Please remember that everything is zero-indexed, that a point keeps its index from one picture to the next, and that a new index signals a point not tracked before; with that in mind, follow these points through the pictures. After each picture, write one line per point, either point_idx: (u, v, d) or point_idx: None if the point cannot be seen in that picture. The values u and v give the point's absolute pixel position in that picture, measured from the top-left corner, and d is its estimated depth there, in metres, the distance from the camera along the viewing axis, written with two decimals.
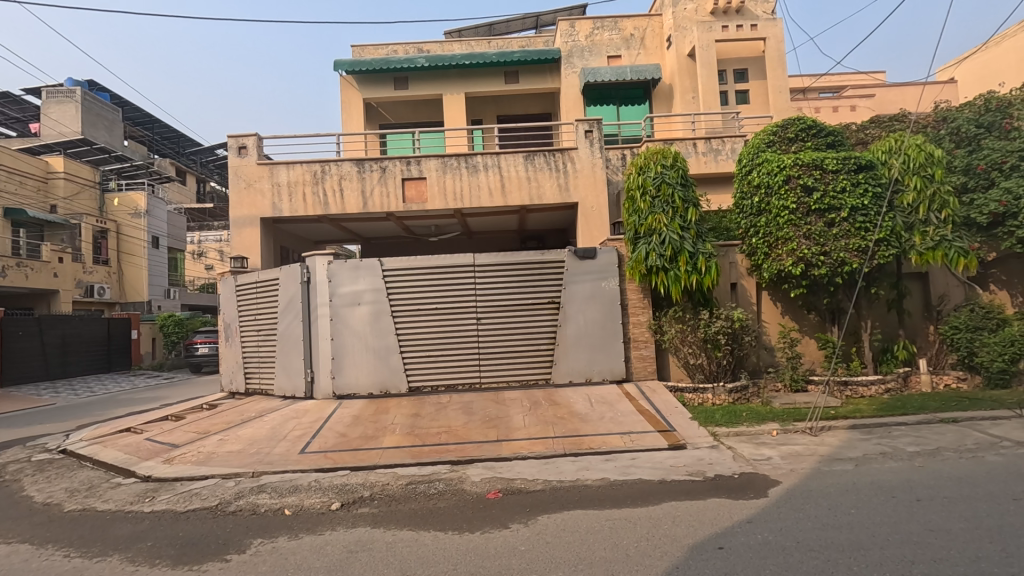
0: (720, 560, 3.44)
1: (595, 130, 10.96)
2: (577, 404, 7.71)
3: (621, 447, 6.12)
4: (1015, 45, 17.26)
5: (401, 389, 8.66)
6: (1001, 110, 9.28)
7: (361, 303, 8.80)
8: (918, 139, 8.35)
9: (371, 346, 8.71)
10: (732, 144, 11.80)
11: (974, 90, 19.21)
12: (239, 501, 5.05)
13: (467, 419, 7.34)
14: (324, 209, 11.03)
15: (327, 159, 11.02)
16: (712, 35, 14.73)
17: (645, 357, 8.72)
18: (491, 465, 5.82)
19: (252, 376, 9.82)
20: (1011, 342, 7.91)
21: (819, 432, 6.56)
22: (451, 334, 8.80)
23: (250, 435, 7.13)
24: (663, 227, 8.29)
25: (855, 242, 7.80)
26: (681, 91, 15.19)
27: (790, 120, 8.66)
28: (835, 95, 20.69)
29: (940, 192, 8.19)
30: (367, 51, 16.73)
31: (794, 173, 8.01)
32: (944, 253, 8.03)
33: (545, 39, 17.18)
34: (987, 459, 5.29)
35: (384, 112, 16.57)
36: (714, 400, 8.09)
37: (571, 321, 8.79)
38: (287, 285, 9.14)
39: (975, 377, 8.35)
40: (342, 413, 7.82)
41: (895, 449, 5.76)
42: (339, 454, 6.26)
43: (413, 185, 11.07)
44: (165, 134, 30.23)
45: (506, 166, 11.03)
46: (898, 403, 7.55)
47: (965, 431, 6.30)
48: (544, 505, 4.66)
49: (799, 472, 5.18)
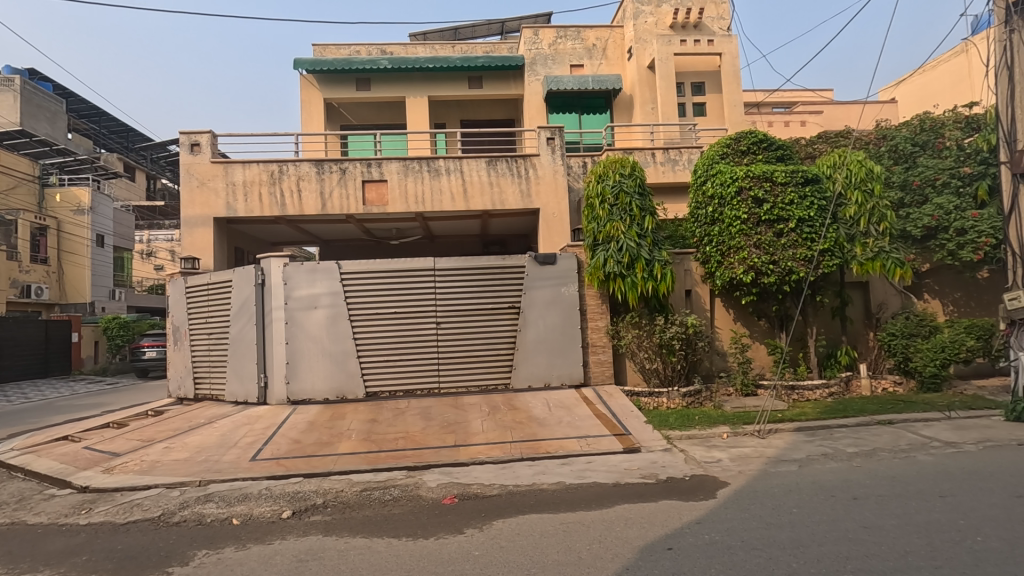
0: (670, 560, 3.54)
1: (557, 137, 11.06)
2: (535, 409, 7.76)
3: (577, 451, 6.20)
4: (949, 69, 18.44)
5: (357, 395, 8.52)
6: (934, 130, 9.87)
7: (318, 306, 8.64)
8: (859, 155, 8.79)
9: (327, 350, 8.54)
10: (688, 155, 12.15)
11: (912, 110, 20.34)
12: (183, 511, 4.87)
13: (425, 424, 7.28)
14: (281, 210, 10.76)
15: (284, 159, 10.79)
16: (671, 49, 15.18)
17: (602, 362, 8.86)
18: (448, 471, 5.79)
19: (201, 381, 9.48)
20: (942, 349, 8.41)
21: (766, 434, 6.81)
22: (409, 339, 8.73)
23: (198, 442, 6.88)
24: (621, 235, 8.46)
25: (802, 252, 8.18)
26: (641, 102, 15.50)
27: (742, 133, 8.95)
28: (787, 110, 21.52)
29: (879, 206, 8.63)
30: (328, 51, 16.46)
31: (745, 185, 8.29)
32: (882, 263, 8.47)
33: (509, 45, 17.27)
34: (918, 459, 5.62)
35: (345, 113, 16.37)
36: (668, 404, 8.30)
37: (531, 326, 8.85)
38: (240, 287, 8.88)
39: (910, 381, 8.82)
40: (296, 419, 7.64)
41: (836, 451, 6.04)
42: (292, 461, 6.11)
43: (374, 187, 10.94)
44: (112, 128, 28.87)
45: (468, 170, 11.03)
46: (841, 406, 7.90)
47: (900, 432, 6.66)
48: (500, 510, 4.67)
49: (747, 473, 5.37)
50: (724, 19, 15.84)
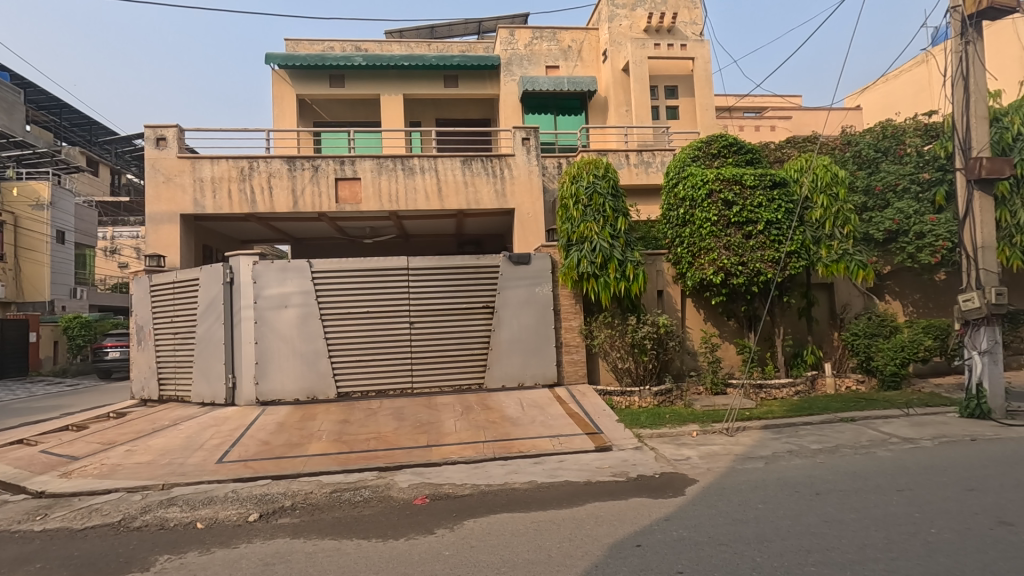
0: (638, 557, 3.58)
1: (532, 138, 11.11)
2: (509, 408, 7.77)
3: (549, 451, 6.23)
4: (910, 79, 19.13)
5: (329, 395, 8.40)
6: (896, 137, 10.18)
7: (288, 305, 8.49)
8: (824, 159, 9.01)
9: (298, 350, 8.41)
10: (661, 157, 12.32)
11: (875, 118, 21.01)
12: (145, 516, 4.73)
13: (398, 425, 7.23)
14: (251, 207, 10.55)
15: (255, 156, 10.58)
16: (645, 52, 15.36)
17: (575, 362, 8.93)
18: (420, 472, 5.75)
19: (166, 382, 9.23)
20: (902, 348, 8.71)
21: (734, 432, 6.96)
22: (382, 339, 8.65)
23: (162, 445, 6.70)
24: (594, 236, 8.53)
25: (769, 254, 8.38)
26: (616, 104, 15.64)
27: (712, 137, 9.10)
28: (757, 115, 22.00)
29: (843, 210, 8.87)
30: (301, 46, 16.18)
31: (715, 188, 8.46)
32: (846, 266, 8.73)
33: (486, 45, 17.24)
34: (879, 455, 5.80)
35: (318, 110, 16.12)
36: (640, 403, 8.42)
37: (505, 325, 8.85)
38: (207, 286, 8.68)
39: (872, 380, 9.10)
40: (266, 419, 7.50)
41: (800, 447, 6.20)
42: (261, 463, 5.99)
43: (347, 185, 10.81)
44: (75, 121, 27.84)
45: (443, 170, 10.98)
46: (806, 405, 8.12)
47: (861, 429, 6.87)
48: (471, 510, 4.66)
49: (715, 470, 5.47)
50: (696, 24, 16.14)
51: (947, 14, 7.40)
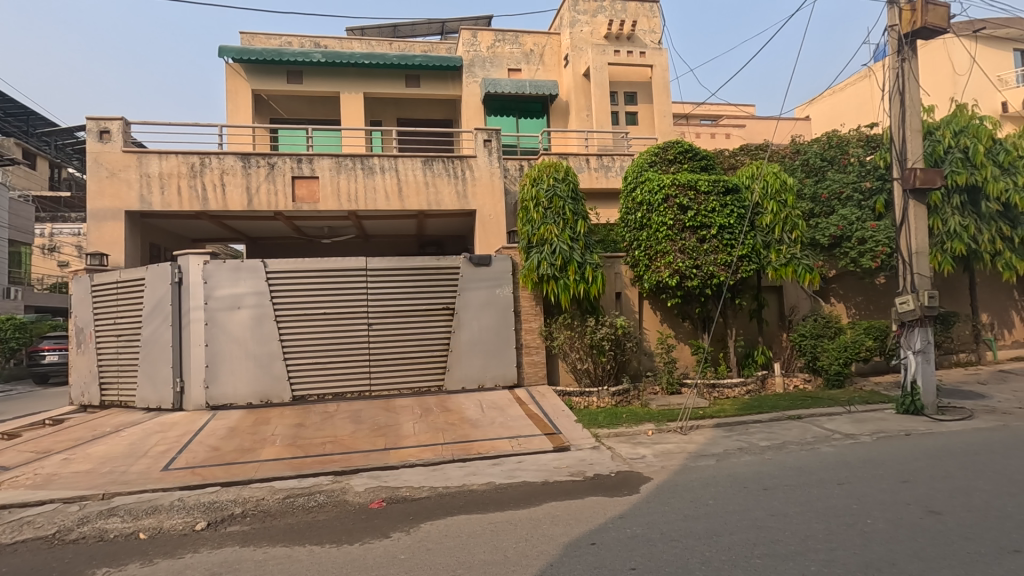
0: (592, 555, 3.63)
1: (494, 140, 11.14)
2: (469, 410, 7.76)
3: (508, 452, 6.26)
4: (854, 92, 20.13)
5: (284, 399, 8.18)
6: (840, 147, 10.62)
7: (241, 307, 8.24)
8: (774, 167, 9.33)
9: (251, 353, 8.16)
10: (620, 162, 12.56)
11: (822, 128, 21.99)
12: (82, 528, 4.50)
13: (355, 428, 7.11)
14: (202, 204, 10.17)
15: (206, 151, 10.22)
16: (605, 58, 15.60)
17: (535, 363, 8.98)
18: (377, 475, 5.68)
19: (108, 387, 8.80)
20: (845, 348, 9.14)
21: (688, 430, 7.16)
22: (340, 341, 8.49)
23: (103, 453, 6.39)
24: (554, 238, 8.61)
25: (722, 258, 8.66)
26: (577, 108, 15.82)
27: (669, 143, 9.33)
28: (713, 123, 22.64)
29: (791, 216, 9.21)
30: (257, 40, 15.72)
31: (671, 193, 8.68)
32: (794, 269, 9.09)
33: (448, 46, 17.17)
34: (822, 450, 6.08)
35: (275, 106, 15.72)
36: (598, 403, 8.55)
37: (465, 327, 8.83)
38: (154, 286, 8.33)
39: (818, 378, 9.51)
40: (216, 425, 7.24)
41: (750, 444, 6.43)
42: (210, 469, 5.78)
43: (304, 183, 10.57)
44: (10, 111, 26.17)
45: (404, 170, 10.87)
46: (756, 403, 8.43)
47: (806, 426, 7.18)
48: (428, 512, 4.63)
49: (669, 468, 5.62)
50: (655, 32, 16.49)
51: (885, 32, 7.82)
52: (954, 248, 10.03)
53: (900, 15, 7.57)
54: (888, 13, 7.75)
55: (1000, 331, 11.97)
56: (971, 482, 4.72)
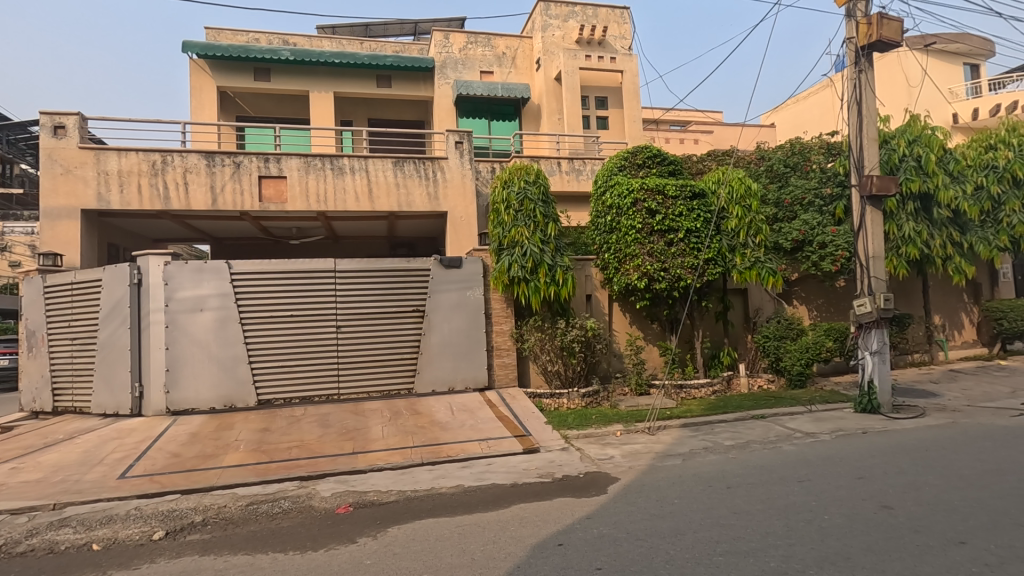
0: (560, 556, 3.65)
1: (465, 142, 11.14)
2: (439, 413, 7.71)
3: (477, 454, 6.26)
4: (817, 101, 20.80)
5: (249, 403, 8.00)
6: (803, 154, 10.90)
7: (204, 308, 8.02)
8: (739, 173, 9.54)
9: (214, 356, 7.95)
10: (591, 166, 12.70)
11: (786, 135, 22.62)
12: (31, 540, 4.31)
13: (322, 432, 7.00)
14: (163, 203, 9.88)
15: (168, 149, 9.93)
16: (576, 63, 15.76)
17: (506, 365, 8.99)
18: (344, 479, 5.60)
19: (61, 392, 8.45)
20: (806, 349, 9.41)
21: (656, 431, 7.27)
22: (308, 344, 8.34)
23: (55, 461, 6.13)
24: (525, 240, 8.63)
25: (689, 261, 8.82)
26: (548, 112, 15.93)
27: (638, 148, 9.46)
28: (682, 128, 23.07)
29: (756, 220, 9.42)
30: (223, 36, 15.36)
31: (640, 197, 8.80)
32: (758, 272, 9.31)
33: (421, 48, 17.08)
34: (783, 448, 6.25)
35: (241, 103, 15.39)
36: (568, 404, 8.61)
37: (435, 330, 8.79)
38: (111, 288, 8.05)
39: (781, 379, 9.77)
40: (176, 431, 7.03)
41: (715, 444, 6.57)
42: (169, 477, 5.60)
43: (271, 183, 10.37)
44: None
45: (374, 170, 10.75)
46: (721, 403, 8.62)
47: (769, 425, 7.37)
48: (396, 516, 4.59)
49: (636, 468, 5.69)
50: (625, 39, 16.70)
51: (844, 44, 8.11)
52: (908, 253, 10.45)
53: (858, 28, 7.86)
54: (846, 26, 8.05)
55: (951, 332, 12.50)
56: (922, 477, 4.92)
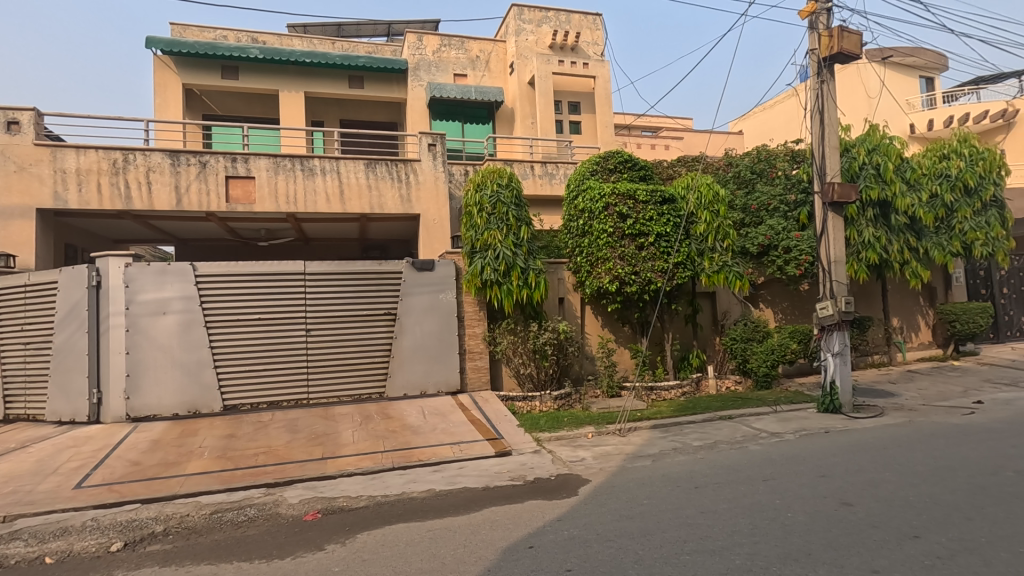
0: (530, 558, 3.67)
1: (438, 144, 11.11)
2: (410, 417, 7.65)
3: (449, 458, 6.23)
4: (783, 109, 21.39)
5: (214, 409, 7.79)
6: (769, 161, 11.10)
7: (167, 312, 7.79)
8: (708, 179, 9.71)
9: (177, 361, 7.73)
10: (564, 170, 12.80)
11: (754, 142, 23.18)
12: None
13: (291, 438, 6.87)
14: (125, 203, 9.57)
15: (131, 147, 9.63)
16: (550, 68, 15.88)
17: (478, 368, 8.97)
18: (313, 485, 5.51)
19: (13, 399, 8.09)
20: (772, 351, 9.65)
21: (626, 432, 7.35)
22: (276, 348, 8.19)
23: (5, 471, 5.87)
24: (498, 243, 8.65)
25: (659, 265, 8.96)
26: (522, 116, 16.00)
27: (610, 153, 9.58)
28: (653, 134, 23.43)
29: (723, 225, 9.60)
30: (190, 33, 15.00)
31: (612, 202, 8.91)
32: (725, 276, 9.51)
33: (394, 49, 16.97)
34: (749, 448, 6.39)
35: (208, 102, 15.03)
36: (540, 407, 8.65)
37: (407, 333, 8.73)
38: (68, 290, 7.75)
39: (748, 380, 10.02)
40: (137, 438, 6.81)
41: (684, 444, 6.68)
42: (129, 486, 5.42)
43: (239, 184, 10.15)
44: None
45: (345, 172, 10.62)
46: (690, 404, 8.77)
47: (736, 426, 7.53)
48: (365, 522, 4.53)
49: (606, 470, 5.74)
50: (598, 45, 16.89)
51: (807, 55, 8.37)
52: (868, 258, 10.83)
53: (820, 40, 8.12)
54: (809, 37, 8.30)
55: (909, 334, 12.98)
56: (880, 474, 5.10)
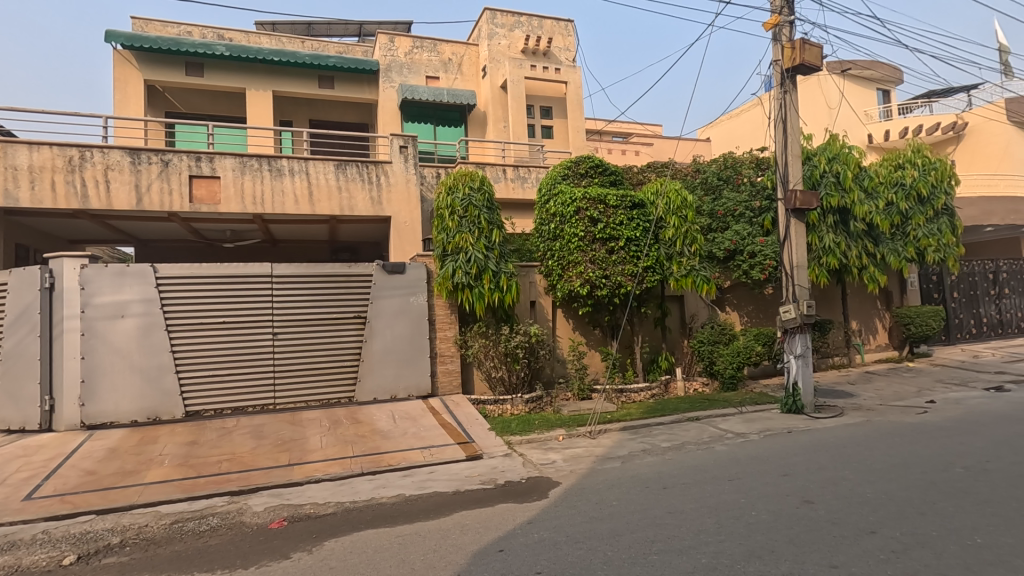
0: (500, 561, 3.66)
1: (410, 146, 11.04)
2: (380, 421, 7.56)
3: (419, 462, 6.17)
4: (749, 117, 21.95)
5: (175, 415, 7.55)
6: (735, 168, 11.40)
7: (126, 315, 7.53)
8: (676, 184, 9.88)
9: (137, 366, 7.48)
10: (536, 174, 12.87)
11: (721, 149, 23.70)
12: None
13: (256, 444, 6.71)
14: (81, 202, 9.21)
15: (88, 144, 9.28)
16: (522, 72, 15.96)
17: (450, 372, 8.92)
18: (278, 493, 5.39)
19: None
20: (738, 353, 9.89)
21: (597, 434, 7.41)
22: (242, 352, 7.99)
23: None
24: (469, 246, 8.63)
25: (629, 268, 9.09)
26: (494, 120, 16.04)
27: (581, 158, 9.68)
28: (624, 140, 23.76)
29: (691, 230, 9.78)
30: (152, 27, 14.55)
31: (583, 206, 8.98)
32: (693, 279, 9.70)
33: (365, 50, 16.81)
34: (716, 449, 6.54)
35: (171, 99, 14.61)
36: (512, 410, 8.66)
37: (377, 336, 8.62)
38: (18, 293, 7.38)
39: (715, 382, 10.25)
40: (92, 446, 6.54)
41: (652, 446, 6.78)
42: (83, 496, 5.20)
43: (203, 184, 9.90)
44: None
45: (315, 173, 10.45)
46: (659, 406, 8.91)
47: (704, 427, 7.68)
48: (333, 529, 4.46)
49: (577, 472, 5.78)
50: (570, 50, 17.06)
51: (770, 66, 8.63)
52: (828, 263, 11.21)
53: (783, 52, 8.37)
54: (772, 49, 8.56)
55: (867, 336, 13.47)
56: (840, 473, 5.27)
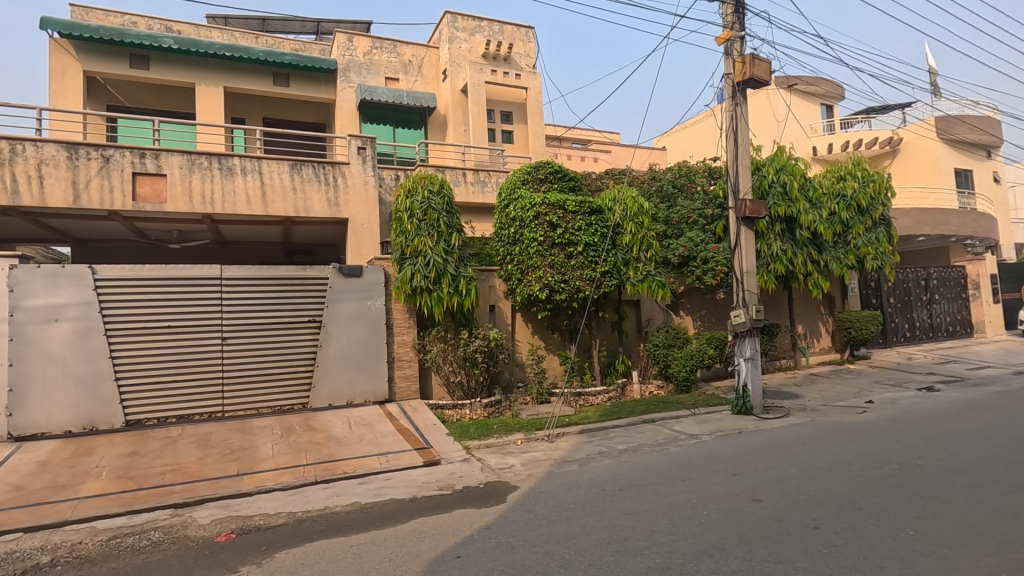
0: (457, 568, 3.63)
1: (368, 148, 10.87)
2: (335, 428, 7.38)
3: (375, 469, 6.06)
4: (703, 127, 22.65)
5: (114, 425, 7.17)
6: (689, 176, 11.73)
7: (60, 319, 7.10)
8: (633, 192, 10.07)
9: (71, 372, 7.06)
10: (496, 178, 12.90)
11: (676, 157, 24.32)
12: None
13: (202, 453, 6.43)
14: (10, 198, 8.65)
15: (19, 137, 8.73)
16: (482, 76, 15.99)
17: (408, 377, 8.82)
18: (226, 504, 5.18)
19: None
20: (690, 356, 10.19)
21: (555, 438, 7.47)
22: (188, 358, 7.66)
23: None
24: (428, 250, 8.55)
25: (587, 273, 9.23)
26: (454, 123, 15.99)
27: (540, 163, 9.74)
28: (583, 147, 24.11)
29: (647, 236, 10.00)
30: (93, 16, 13.84)
31: (542, 211, 9.06)
32: (649, 284, 9.89)
33: (321, 48, 16.47)
34: (670, 450, 6.69)
35: (114, 91, 13.91)
36: (470, 415, 8.61)
37: (333, 341, 8.43)
38: None
39: (669, 385, 10.52)
40: (20, 460, 6.11)
41: (609, 448, 6.88)
42: (9, 513, 4.85)
43: (148, 181, 9.46)
44: None
45: (268, 173, 10.15)
46: (615, 409, 9.06)
47: (659, 428, 7.86)
48: (284, 540, 4.32)
49: (535, 476, 5.80)
50: (530, 57, 17.22)
51: (723, 78, 8.93)
52: (775, 269, 11.68)
53: (734, 65, 8.69)
54: (725, 63, 8.88)
55: (811, 339, 14.09)
56: (786, 471, 5.48)
